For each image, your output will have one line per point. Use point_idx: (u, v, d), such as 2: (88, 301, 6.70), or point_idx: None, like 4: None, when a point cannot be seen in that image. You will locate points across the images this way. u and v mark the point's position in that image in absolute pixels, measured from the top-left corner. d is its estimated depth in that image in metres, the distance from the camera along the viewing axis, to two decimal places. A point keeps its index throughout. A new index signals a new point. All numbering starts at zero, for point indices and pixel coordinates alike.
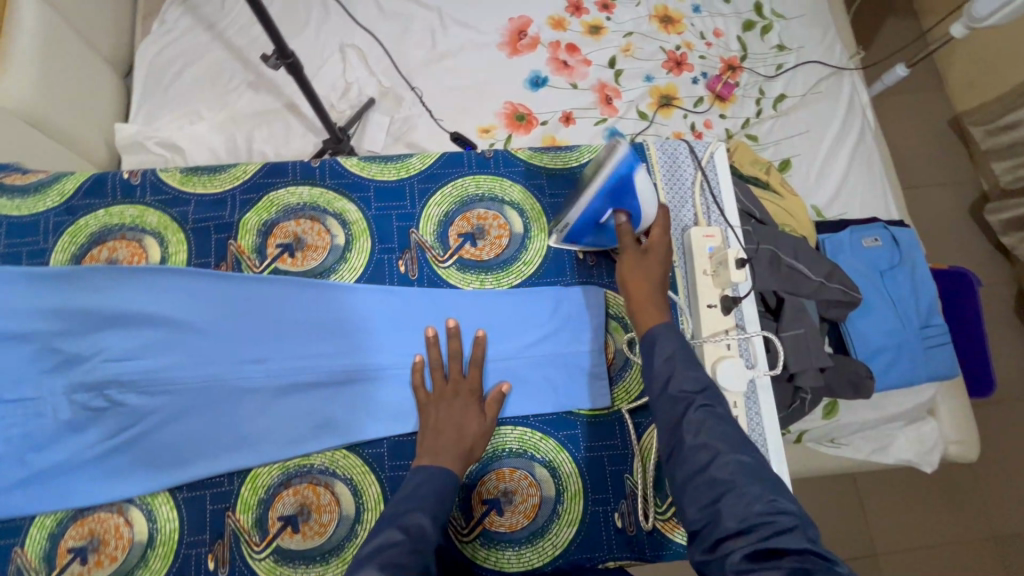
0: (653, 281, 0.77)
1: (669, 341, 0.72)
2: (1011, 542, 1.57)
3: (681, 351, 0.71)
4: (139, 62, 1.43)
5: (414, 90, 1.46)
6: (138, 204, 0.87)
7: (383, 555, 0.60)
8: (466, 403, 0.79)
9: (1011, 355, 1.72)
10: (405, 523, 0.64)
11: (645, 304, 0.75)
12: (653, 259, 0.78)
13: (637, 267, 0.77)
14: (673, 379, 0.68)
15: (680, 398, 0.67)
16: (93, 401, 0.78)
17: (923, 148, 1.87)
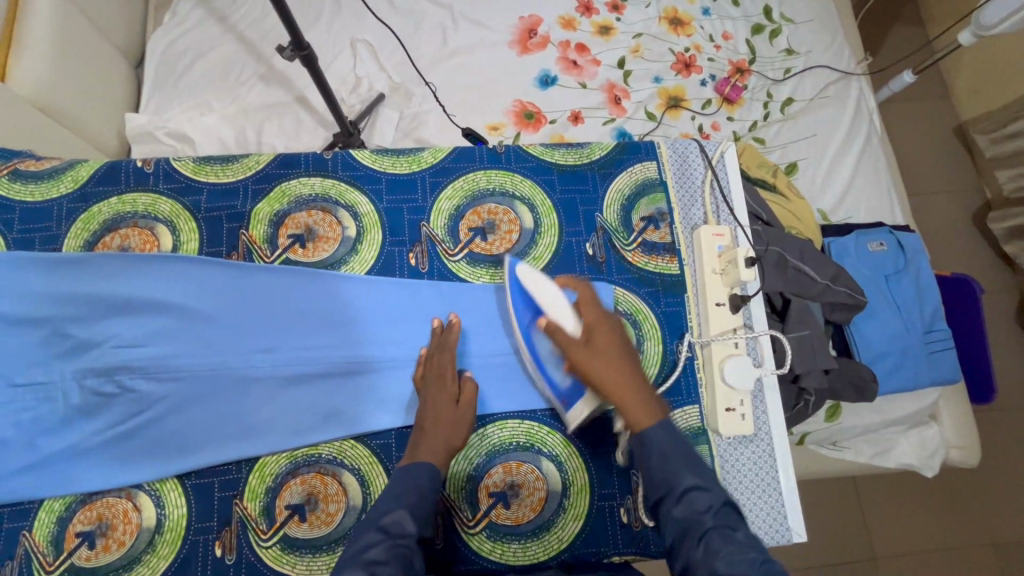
0: (616, 373, 0.72)
1: (664, 440, 0.68)
2: (1011, 549, 1.57)
3: (678, 444, 0.68)
4: (151, 52, 1.43)
5: (426, 85, 1.47)
6: (150, 192, 0.87)
7: (364, 555, 0.62)
8: (440, 391, 0.78)
9: (1013, 363, 1.73)
10: (385, 523, 0.66)
11: (625, 402, 0.70)
12: (601, 346, 0.73)
13: (594, 368, 0.72)
14: (672, 495, 0.65)
15: (686, 516, 0.63)
16: (103, 386, 0.78)
17: (928, 155, 1.88)
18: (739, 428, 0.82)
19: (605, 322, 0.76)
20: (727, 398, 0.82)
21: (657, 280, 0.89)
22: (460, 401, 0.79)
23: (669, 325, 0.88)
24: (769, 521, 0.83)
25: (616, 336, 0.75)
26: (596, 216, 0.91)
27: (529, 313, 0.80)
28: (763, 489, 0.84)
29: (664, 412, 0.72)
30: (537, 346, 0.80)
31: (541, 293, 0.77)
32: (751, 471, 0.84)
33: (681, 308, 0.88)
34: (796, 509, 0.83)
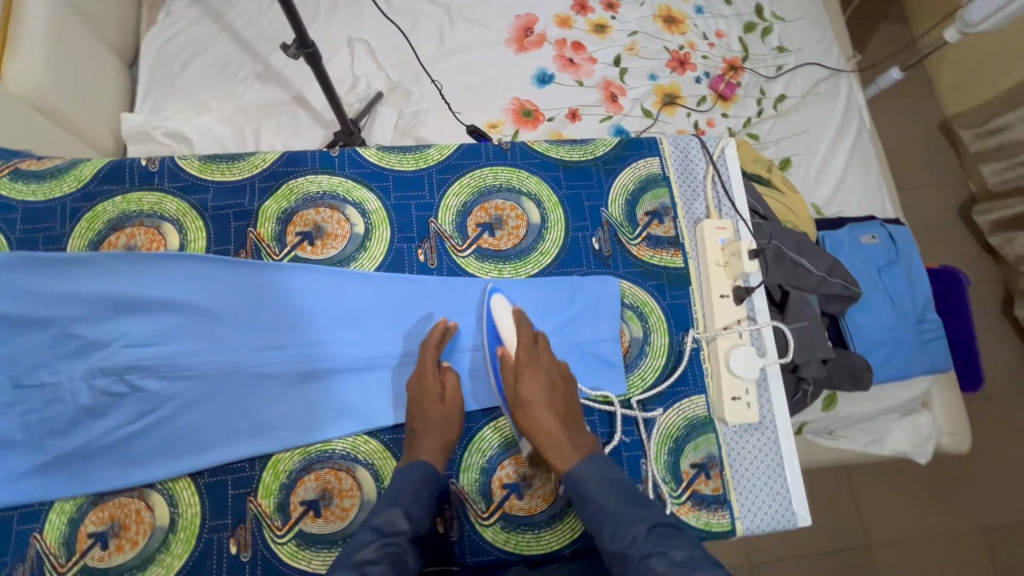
0: (547, 412, 0.73)
1: (594, 478, 0.69)
2: (999, 533, 1.62)
3: (608, 481, 0.69)
4: (146, 51, 1.42)
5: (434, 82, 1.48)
6: (156, 190, 0.87)
7: (356, 556, 0.63)
8: (423, 388, 0.77)
9: (998, 352, 1.77)
10: (378, 523, 0.67)
11: (553, 442, 0.72)
12: (531, 384, 0.74)
13: (524, 408, 0.73)
14: (606, 531, 0.66)
15: (622, 551, 0.64)
16: (112, 386, 0.78)
17: (914, 150, 1.92)
18: (746, 417, 0.83)
19: (539, 359, 0.77)
20: (732, 388, 0.84)
21: (663, 273, 0.91)
22: (446, 397, 0.78)
23: (675, 317, 0.89)
24: (774, 506, 0.84)
25: (550, 373, 0.76)
26: (602, 211, 0.92)
27: (494, 345, 0.81)
28: (769, 475, 0.85)
29: (595, 451, 0.73)
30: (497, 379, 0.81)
31: (503, 328, 0.79)
32: (756, 458, 0.86)
33: (686, 300, 0.90)
34: (801, 493, 0.84)
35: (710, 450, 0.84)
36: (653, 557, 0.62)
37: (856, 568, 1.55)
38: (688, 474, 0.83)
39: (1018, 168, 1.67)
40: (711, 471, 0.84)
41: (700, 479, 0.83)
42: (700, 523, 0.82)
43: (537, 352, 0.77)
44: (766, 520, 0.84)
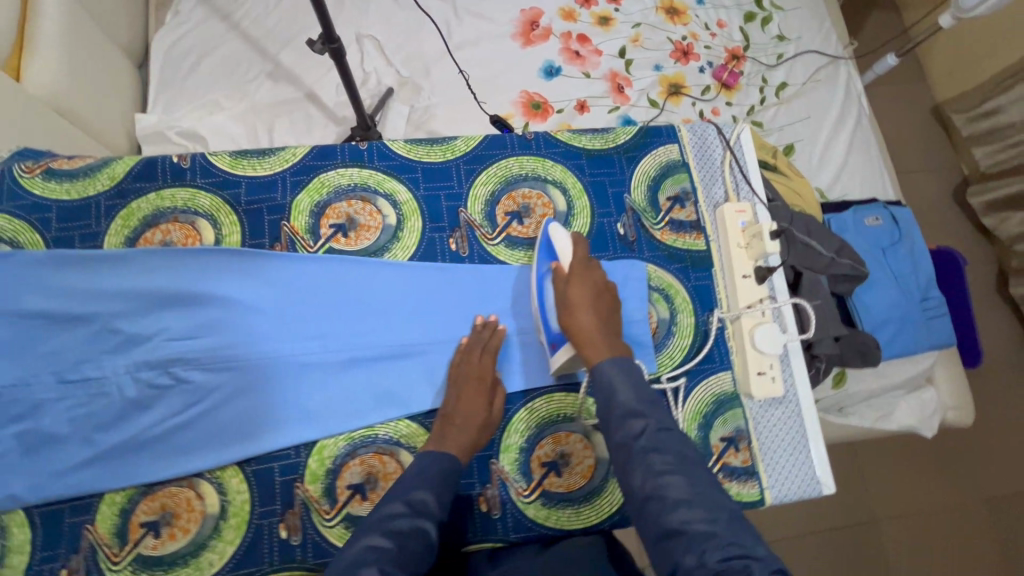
0: (592, 314, 0.75)
1: (619, 374, 0.70)
2: (999, 504, 1.67)
3: (632, 383, 0.70)
4: (155, 51, 1.42)
5: (467, 77, 1.49)
6: (188, 187, 0.88)
7: (388, 523, 0.65)
8: (474, 385, 0.80)
9: (994, 329, 1.83)
10: (410, 498, 0.69)
11: (591, 339, 0.74)
12: (581, 288, 0.78)
13: (570, 307, 0.76)
14: (614, 423, 0.68)
15: (625, 441, 0.66)
16: (158, 378, 0.79)
17: (909, 135, 1.97)
18: (771, 390, 0.86)
19: (591, 273, 0.80)
20: (757, 363, 0.87)
21: (686, 256, 0.93)
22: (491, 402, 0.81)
23: (699, 297, 0.92)
24: (800, 476, 0.87)
25: (598, 285, 0.79)
26: (625, 197, 0.95)
27: (546, 262, 0.84)
28: (793, 446, 0.88)
29: (629, 357, 0.73)
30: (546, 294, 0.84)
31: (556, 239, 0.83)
32: (781, 430, 0.88)
33: (710, 282, 0.93)
34: (825, 462, 0.87)
35: (738, 424, 0.87)
36: (653, 453, 0.63)
37: (865, 543, 1.59)
38: (718, 448, 0.86)
39: (1009, 149, 1.73)
40: (739, 444, 0.86)
41: (730, 452, 0.86)
42: (731, 494, 0.84)
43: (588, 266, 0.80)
44: (793, 490, 0.86)
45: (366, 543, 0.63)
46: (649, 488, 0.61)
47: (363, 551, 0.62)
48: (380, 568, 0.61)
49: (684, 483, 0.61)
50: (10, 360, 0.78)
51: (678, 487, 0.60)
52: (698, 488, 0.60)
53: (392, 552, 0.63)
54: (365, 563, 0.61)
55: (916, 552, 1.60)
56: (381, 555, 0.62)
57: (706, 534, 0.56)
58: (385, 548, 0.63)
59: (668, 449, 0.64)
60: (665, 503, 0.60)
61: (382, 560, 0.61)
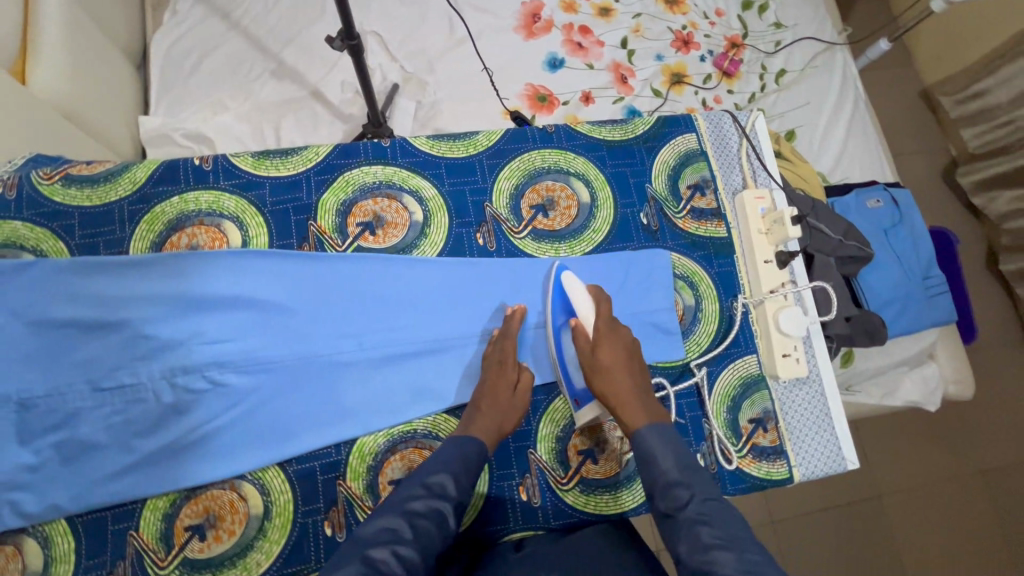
0: (624, 379, 0.78)
1: (660, 443, 0.72)
2: (995, 473, 1.73)
3: (673, 450, 0.72)
4: (156, 52, 1.40)
5: (487, 72, 1.50)
6: (212, 189, 0.87)
7: (408, 505, 0.69)
8: (501, 371, 0.81)
9: (988, 305, 1.89)
10: (429, 481, 0.71)
11: (626, 404, 0.76)
12: (609, 353, 0.79)
13: (599, 374, 0.78)
14: (657, 490, 0.70)
15: (670, 510, 0.68)
16: (194, 383, 0.79)
17: (900, 118, 2.01)
18: (796, 371, 0.88)
19: (617, 334, 0.81)
20: (782, 345, 0.89)
21: (708, 243, 0.95)
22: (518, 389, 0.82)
23: (722, 283, 0.94)
24: (826, 453, 0.89)
25: (628, 344, 0.81)
26: (646, 187, 0.96)
27: (564, 315, 0.85)
28: (818, 425, 0.91)
29: (666, 422, 0.76)
30: (564, 348, 0.86)
31: (576, 299, 0.83)
32: (806, 410, 0.91)
33: (732, 267, 0.95)
34: (849, 439, 0.90)
35: (765, 405, 0.90)
36: (702, 526, 0.64)
37: (872, 517, 1.65)
38: (747, 429, 0.88)
39: (998, 130, 1.77)
40: (767, 424, 0.89)
41: (759, 433, 0.88)
42: (762, 473, 0.87)
43: (615, 325, 0.82)
44: (820, 467, 0.89)
45: (382, 523, 0.67)
46: (697, 563, 0.61)
47: (378, 531, 0.66)
48: (393, 550, 0.64)
49: (734, 557, 0.60)
50: (44, 369, 0.77)
51: (726, 560, 0.60)
52: (751, 565, 0.59)
53: (405, 534, 0.66)
54: (379, 543, 0.64)
55: (919, 523, 1.66)
56: (395, 537, 0.65)
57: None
58: (400, 530, 0.66)
59: (717, 523, 0.64)
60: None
61: (396, 542, 0.65)
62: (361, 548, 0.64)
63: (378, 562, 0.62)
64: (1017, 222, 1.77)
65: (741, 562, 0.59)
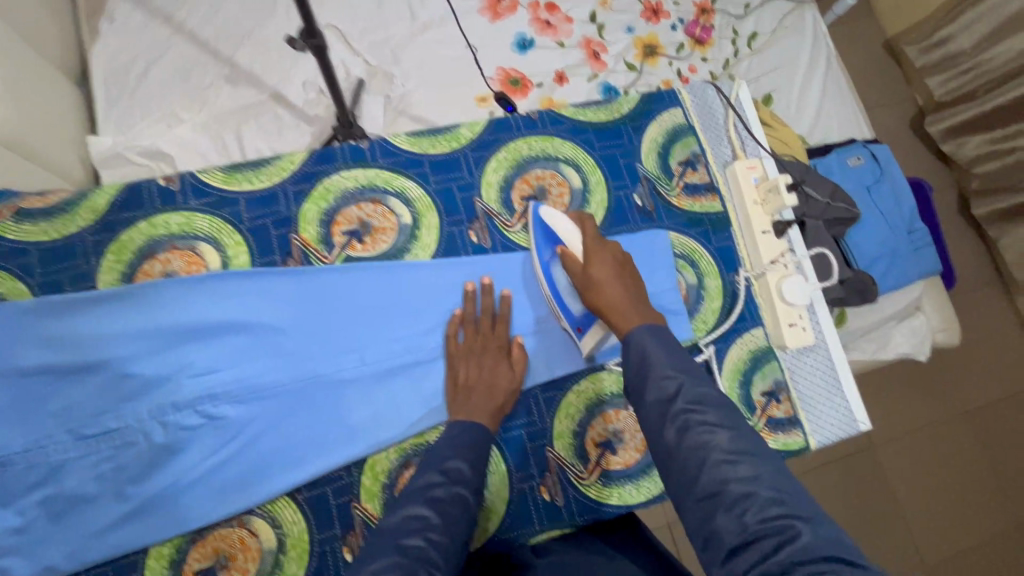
0: (617, 289, 0.74)
1: (654, 342, 0.67)
2: (980, 412, 1.79)
3: (666, 345, 0.67)
4: (96, 67, 1.29)
5: (471, 49, 1.45)
6: (182, 211, 0.81)
7: (427, 492, 0.65)
8: (482, 341, 0.81)
9: (965, 251, 1.92)
10: (446, 467, 0.68)
11: (619, 313, 0.72)
12: (601, 267, 0.76)
13: (589, 287, 0.76)
14: (647, 385, 0.65)
15: (659, 402, 0.63)
16: (187, 419, 0.74)
17: (869, 71, 2.00)
18: (803, 339, 0.87)
19: (606, 249, 0.79)
20: (787, 315, 0.88)
21: (705, 219, 0.93)
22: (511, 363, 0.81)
23: (721, 259, 0.92)
24: (839, 417, 0.89)
25: (617, 258, 0.78)
26: (638, 167, 0.94)
27: (548, 248, 0.83)
28: (828, 390, 0.90)
29: (662, 323, 0.71)
30: (557, 279, 0.83)
31: (559, 227, 0.81)
32: (815, 376, 0.91)
33: (731, 242, 0.93)
34: (859, 401, 0.89)
35: (776, 377, 0.89)
36: (692, 413, 0.60)
37: (868, 469, 1.67)
38: (761, 403, 0.87)
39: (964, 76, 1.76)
40: (780, 396, 0.88)
41: (773, 405, 0.88)
42: (780, 445, 0.86)
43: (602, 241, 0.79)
44: (834, 431, 0.89)
45: (407, 513, 0.63)
46: (686, 446, 0.59)
47: (405, 520, 0.63)
48: (426, 536, 0.61)
49: (725, 439, 0.58)
50: (21, 423, 0.71)
51: (719, 444, 0.57)
52: (742, 448, 0.57)
53: (434, 520, 0.63)
54: (410, 531, 0.61)
55: (913, 468, 1.71)
56: (425, 524, 0.62)
57: (745, 494, 0.54)
58: (428, 517, 0.63)
59: (708, 408, 0.61)
60: (706, 462, 0.57)
61: (427, 529, 0.62)
62: (392, 539, 0.61)
63: (413, 549, 0.59)
64: (988, 165, 1.76)
65: (733, 447, 0.57)
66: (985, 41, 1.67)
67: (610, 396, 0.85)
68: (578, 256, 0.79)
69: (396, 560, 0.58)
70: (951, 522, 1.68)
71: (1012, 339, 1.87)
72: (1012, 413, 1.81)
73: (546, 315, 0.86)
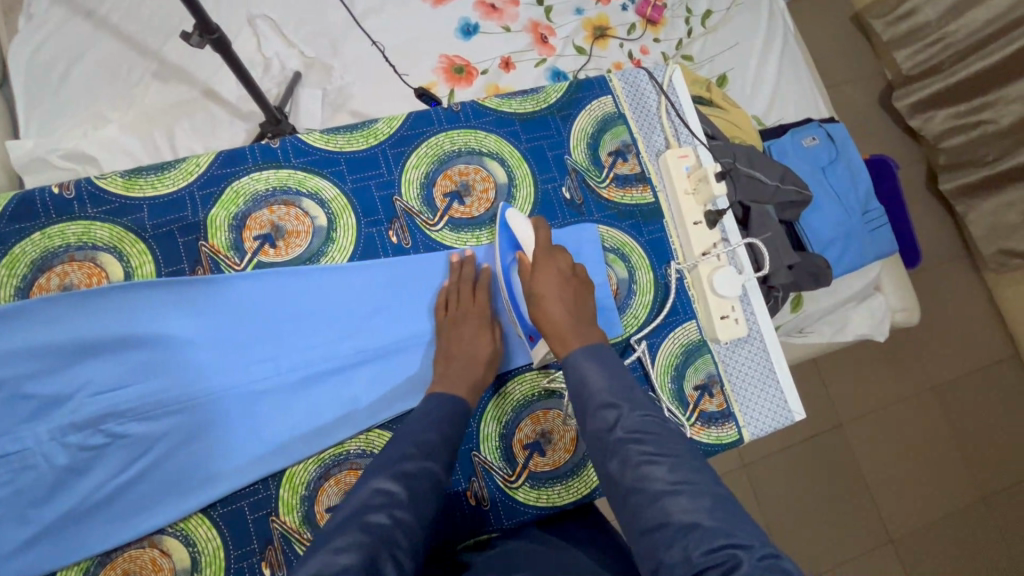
0: (560, 304, 0.73)
1: (594, 368, 0.67)
2: (946, 387, 1.77)
3: (609, 370, 0.67)
4: (14, 66, 1.21)
5: (374, 44, 1.36)
6: (79, 220, 0.77)
7: (397, 466, 0.64)
8: (466, 304, 0.81)
9: (933, 227, 1.88)
10: (419, 439, 0.68)
11: (560, 332, 0.71)
12: (547, 278, 0.74)
13: (536, 296, 0.73)
14: (589, 413, 0.65)
15: (599, 432, 0.63)
16: (90, 440, 0.71)
17: (835, 45, 1.92)
18: (735, 332, 0.86)
19: (555, 259, 0.77)
20: (720, 307, 0.86)
21: (636, 211, 0.91)
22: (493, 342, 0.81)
23: (653, 251, 0.90)
24: (774, 409, 0.88)
25: (564, 270, 0.76)
26: (566, 158, 0.91)
27: (509, 252, 0.81)
28: (764, 381, 0.89)
29: (603, 345, 0.70)
30: (515, 286, 0.81)
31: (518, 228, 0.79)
32: (750, 368, 0.89)
33: (663, 233, 0.91)
34: (795, 392, 0.88)
35: (709, 370, 0.88)
36: (632, 444, 0.60)
37: (836, 448, 1.65)
38: (693, 397, 0.86)
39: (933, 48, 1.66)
40: (713, 389, 0.87)
41: (705, 399, 0.86)
42: (712, 439, 0.85)
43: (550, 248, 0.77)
44: (768, 423, 0.88)
45: (376, 486, 0.62)
46: (629, 481, 0.58)
47: (368, 496, 0.61)
48: (390, 512, 0.60)
49: (666, 469, 0.58)
50: None
51: (659, 478, 0.57)
52: (682, 478, 0.57)
53: (401, 496, 0.62)
54: (372, 508, 0.60)
55: (881, 446, 1.68)
56: (388, 500, 0.61)
57: (689, 525, 0.53)
58: (394, 492, 0.62)
59: (651, 440, 0.60)
60: (647, 496, 0.56)
61: (391, 505, 0.61)
62: (356, 516, 0.59)
63: (377, 527, 0.58)
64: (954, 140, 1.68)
65: (675, 477, 0.57)
66: (950, 12, 1.59)
67: (540, 395, 0.83)
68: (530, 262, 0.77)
69: (360, 538, 0.57)
70: (918, 497, 1.66)
71: (979, 314, 1.84)
72: (979, 388, 1.78)
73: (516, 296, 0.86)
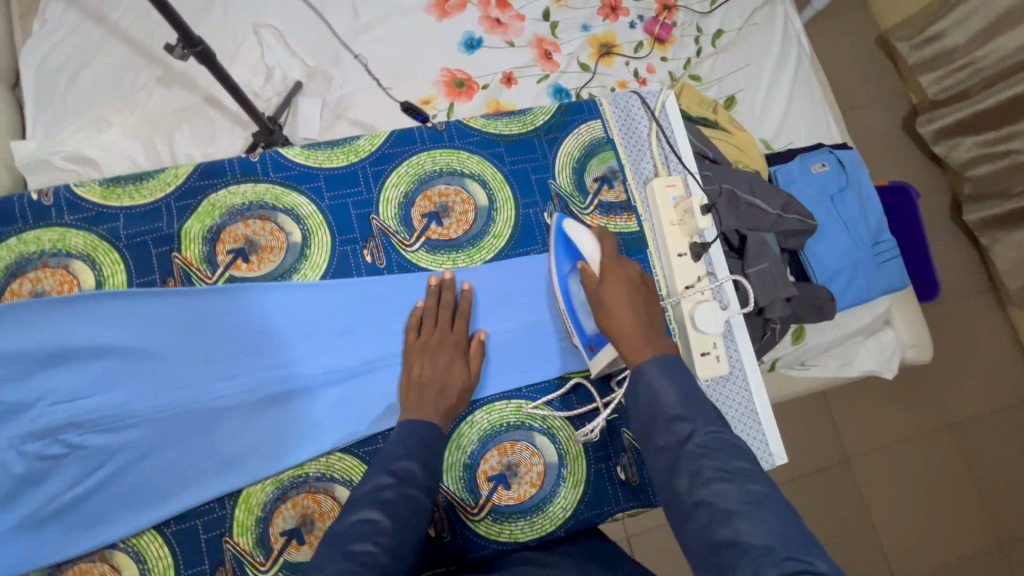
0: (631, 313, 0.73)
1: (666, 379, 0.66)
2: (962, 428, 1.67)
3: (678, 382, 0.66)
4: (26, 69, 1.24)
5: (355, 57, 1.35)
6: (56, 227, 0.78)
7: (379, 495, 0.64)
8: (433, 321, 0.79)
9: (952, 260, 1.78)
10: (396, 467, 0.67)
11: (632, 341, 0.71)
12: (617, 289, 0.74)
13: (612, 302, 0.74)
14: (658, 426, 0.64)
15: (671, 445, 0.62)
16: (48, 449, 0.70)
17: (857, 64, 1.83)
18: (717, 370, 0.83)
19: (624, 268, 0.77)
20: (700, 343, 0.83)
21: (619, 240, 0.89)
22: (470, 362, 0.79)
23: None
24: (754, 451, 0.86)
25: (632, 278, 0.76)
26: (550, 183, 0.90)
27: (567, 261, 0.83)
28: (745, 422, 0.87)
29: (674, 357, 0.70)
30: (573, 294, 0.82)
31: (578, 238, 0.80)
32: (731, 408, 0.87)
33: (647, 264, 0.89)
34: (775, 434, 0.86)
35: None
36: (704, 458, 0.59)
37: (841, 483, 1.57)
38: None
39: (958, 74, 1.59)
40: None
41: None
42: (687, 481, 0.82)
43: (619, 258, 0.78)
44: None
45: (357, 516, 0.62)
46: (700, 496, 0.57)
47: (355, 524, 0.62)
48: (376, 540, 0.61)
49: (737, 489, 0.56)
50: None
51: (727, 498, 0.55)
52: (754, 497, 0.54)
53: (384, 524, 0.62)
54: (359, 536, 0.61)
55: (890, 486, 1.60)
56: (375, 527, 0.61)
57: (763, 547, 0.50)
58: (377, 520, 0.62)
59: (719, 456, 0.59)
60: (718, 512, 0.54)
61: (378, 532, 0.61)
62: (339, 545, 0.60)
63: (362, 555, 0.59)
64: (983, 168, 1.59)
65: (747, 496, 0.55)
66: (981, 36, 1.52)
67: (514, 431, 0.80)
68: (595, 272, 0.78)
69: (345, 567, 0.57)
70: (928, 540, 1.58)
71: (1003, 353, 1.74)
72: (997, 429, 1.68)
73: (509, 320, 0.84)
